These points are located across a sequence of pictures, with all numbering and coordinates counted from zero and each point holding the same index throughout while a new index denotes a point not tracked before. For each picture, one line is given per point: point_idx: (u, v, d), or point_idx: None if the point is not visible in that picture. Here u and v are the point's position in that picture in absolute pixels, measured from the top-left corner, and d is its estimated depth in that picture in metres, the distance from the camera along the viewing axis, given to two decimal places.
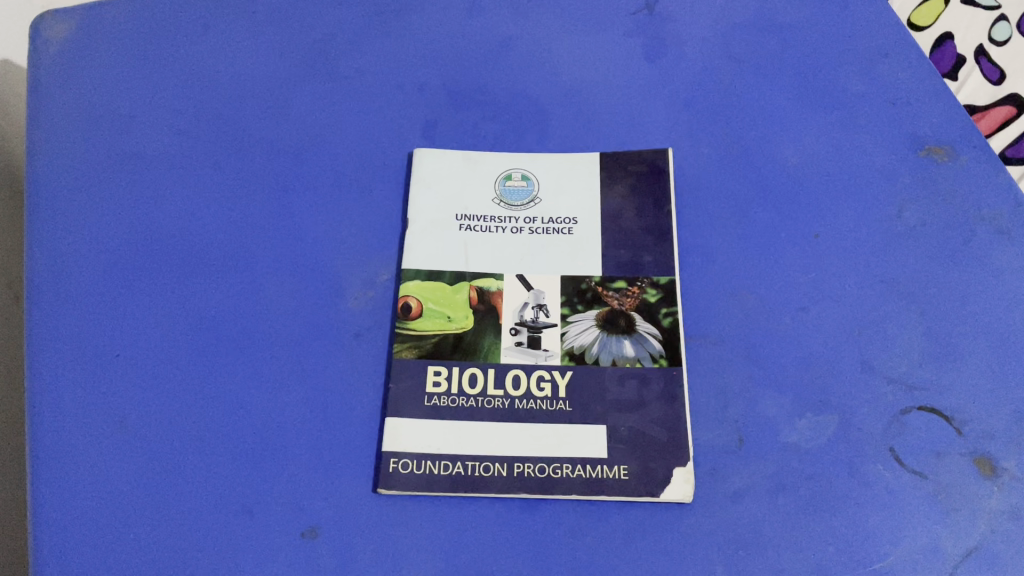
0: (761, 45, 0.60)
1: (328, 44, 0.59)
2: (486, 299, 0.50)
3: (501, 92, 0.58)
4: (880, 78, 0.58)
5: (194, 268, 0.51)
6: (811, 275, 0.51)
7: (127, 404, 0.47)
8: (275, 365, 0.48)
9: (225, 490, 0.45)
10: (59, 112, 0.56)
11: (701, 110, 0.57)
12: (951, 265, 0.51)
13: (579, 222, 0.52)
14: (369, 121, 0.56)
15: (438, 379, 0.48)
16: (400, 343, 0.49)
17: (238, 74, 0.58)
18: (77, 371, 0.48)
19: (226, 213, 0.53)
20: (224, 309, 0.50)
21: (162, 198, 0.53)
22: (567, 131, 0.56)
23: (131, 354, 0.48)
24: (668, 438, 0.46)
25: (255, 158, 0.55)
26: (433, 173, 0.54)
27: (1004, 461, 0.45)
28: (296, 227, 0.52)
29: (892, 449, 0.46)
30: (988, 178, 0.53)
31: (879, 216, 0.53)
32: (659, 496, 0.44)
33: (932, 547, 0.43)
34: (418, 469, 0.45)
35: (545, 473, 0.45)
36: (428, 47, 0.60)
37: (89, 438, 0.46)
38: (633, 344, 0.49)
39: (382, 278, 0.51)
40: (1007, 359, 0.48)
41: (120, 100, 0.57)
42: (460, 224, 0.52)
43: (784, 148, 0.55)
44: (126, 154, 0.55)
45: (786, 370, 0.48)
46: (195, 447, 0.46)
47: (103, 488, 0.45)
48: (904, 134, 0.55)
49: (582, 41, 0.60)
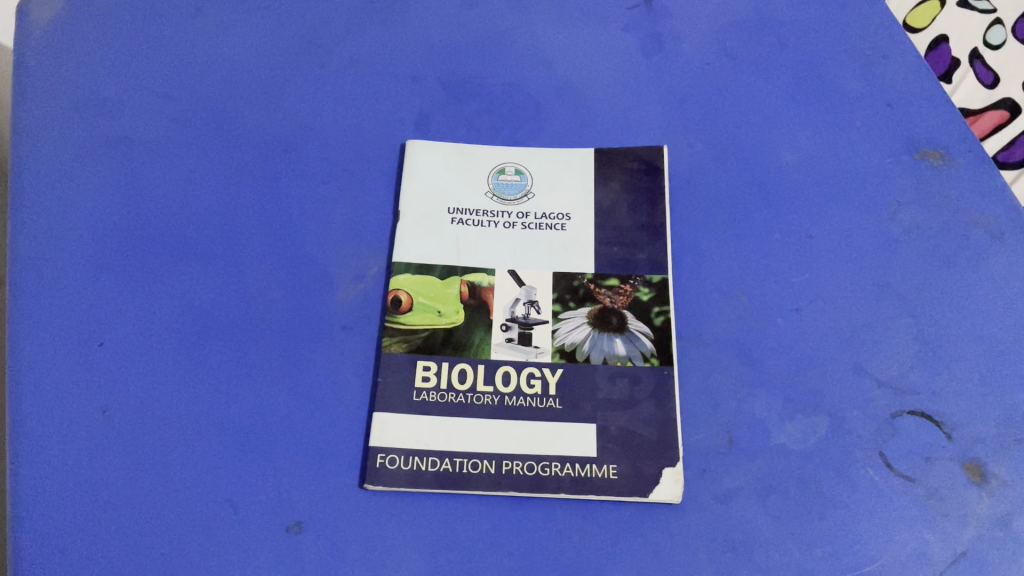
0: (755, 47, 0.60)
1: (324, 36, 0.60)
2: (477, 294, 0.50)
3: (497, 88, 0.58)
4: (872, 81, 0.58)
5: (184, 259, 0.51)
6: (803, 276, 0.51)
7: (110, 395, 0.46)
8: (262, 357, 0.48)
9: (207, 480, 0.44)
10: (50, 101, 0.56)
11: (694, 112, 0.57)
12: (943, 269, 0.52)
13: (572, 219, 0.52)
14: (365, 113, 0.57)
15: (427, 374, 0.47)
16: (389, 337, 0.48)
17: (233, 67, 0.58)
18: (60, 356, 0.47)
19: (218, 202, 0.53)
20: (214, 298, 0.50)
21: (153, 189, 0.53)
22: (563, 128, 0.56)
23: (116, 344, 0.48)
24: (659, 438, 0.45)
25: (248, 146, 0.55)
26: (427, 167, 0.54)
27: (993, 466, 0.46)
28: (288, 216, 0.52)
29: (881, 453, 0.46)
30: (978, 187, 0.54)
31: (873, 218, 0.53)
32: (648, 496, 0.44)
33: (920, 552, 0.43)
34: (404, 465, 0.44)
35: (533, 472, 0.44)
36: (426, 41, 0.60)
37: (66, 424, 0.46)
38: (624, 343, 0.48)
39: (373, 271, 0.51)
40: (996, 365, 0.49)
41: (113, 86, 0.57)
42: (453, 217, 0.52)
43: (777, 150, 0.56)
44: (118, 142, 0.55)
45: (777, 370, 0.48)
46: (178, 437, 0.46)
47: (83, 481, 0.44)
48: (897, 139, 0.56)
49: (578, 39, 0.61)
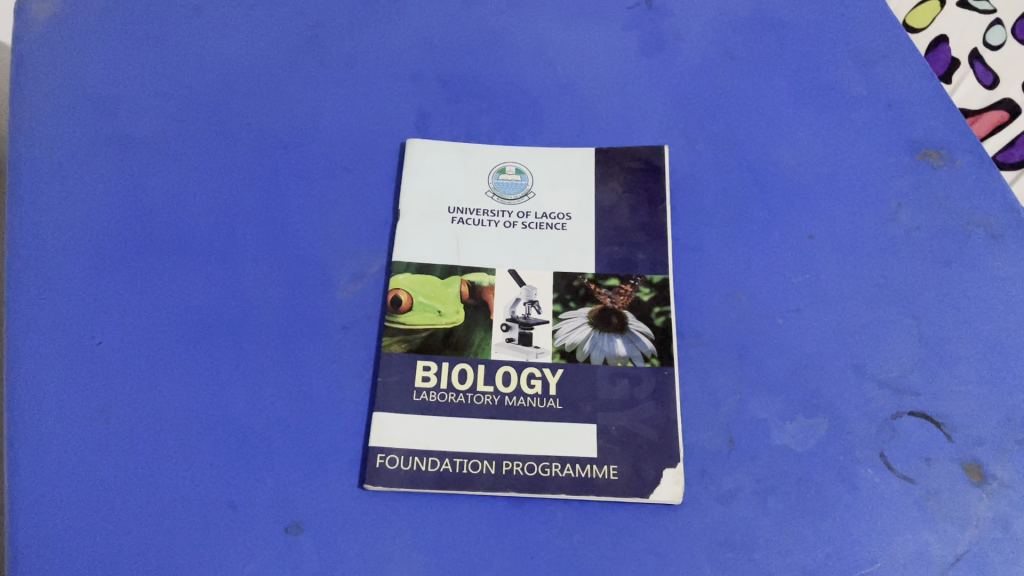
0: (755, 46, 0.60)
1: (324, 34, 0.59)
2: (477, 294, 0.50)
3: (497, 86, 0.58)
4: (873, 81, 0.58)
5: (183, 257, 0.51)
6: (804, 276, 0.51)
7: (108, 395, 0.46)
8: (262, 356, 0.48)
9: (206, 480, 0.44)
10: (50, 99, 0.55)
11: (694, 111, 0.57)
12: (943, 270, 0.52)
13: (572, 219, 0.52)
14: (365, 111, 0.57)
15: (427, 374, 0.47)
16: (389, 337, 0.48)
17: (233, 65, 0.58)
18: (58, 356, 0.47)
19: (218, 200, 0.53)
20: (212, 297, 0.49)
21: (152, 188, 0.53)
22: (563, 127, 0.56)
23: (114, 343, 0.48)
24: (659, 438, 0.45)
25: (247, 145, 0.55)
26: (427, 167, 0.54)
27: (993, 467, 0.46)
28: (288, 215, 0.52)
29: (882, 453, 0.46)
30: (978, 187, 0.54)
31: (873, 218, 0.53)
32: (649, 497, 0.44)
33: (920, 553, 0.43)
34: (404, 465, 0.44)
35: (533, 472, 0.44)
36: (425, 39, 0.60)
37: (64, 423, 0.45)
38: (625, 343, 0.48)
39: (373, 270, 0.51)
40: (996, 365, 0.49)
41: (111, 84, 0.56)
42: (453, 217, 0.52)
43: (777, 150, 0.56)
44: (116, 140, 0.54)
45: (777, 370, 0.48)
46: (177, 437, 0.45)
47: (82, 480, 0.44)
48: (897, 139, 0.56)
49: (579, 37, 0.61)
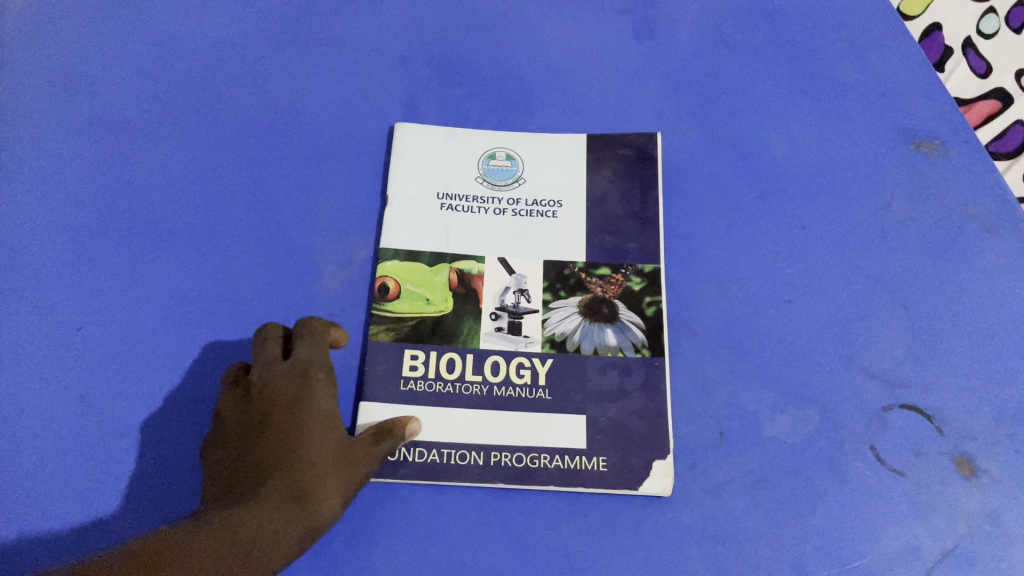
0: (750, 32, 0.59)
1: (310, 14, 0.58)
2: (466, 282, 0.49)
3: (487, 71, 0.57)
4: (868, 70, 0.58)
5: (165, 242, 0.49)
6: (797, 267, 0.51)
7: (88, 381, 0.45)
8: (247, 344, 0.47)
9: (188, 470, 0.43)
10: (29, 79, 0.54)
11: (687, 99, 0.56)
12: (937, 262, 0.51)
13: (563, 206, 0.51)
14: (352, 94, 0.55)
15: (415, 363, 0.46)
16: (376, 326, 0.47)
17: (217, 45, 0.56)
18: (35, 342, 0.46)
19: (200, 183, 0.51)
20: (195, 283, 0.48)
21: (133, 170, 0.52)
22: (555, 113, 0.55)
23: (95, 330, 0.47)
24: (649, 429, 0.45)
25: (231, 127, 0.53)
26: (416, 151, 0.53)
27: (983, 461, 0.45)
28: (272, 199, 0.51)
29: (873, 447, 0.46)
30: (974, 179, 0.53)
31: (867, 210, 0.53)
32: (638, 489, 0.43)
33: (909, 548, 0.43)
34: (390, 455, 0.44)
35: (522, 463, 0.44)
36: (415, 21, 0.59)
37: (41, 412, 0.44)
38: (615, 333, 0.47)
39: (360, 257, 0.50)
40: (988, 359, 0.48)
41: (90, 63, 0.55)
42: (442, 203, 0.51)
43: (771, 138, 0.55)
44: (96, 121, 0.53)
45: (769, 362, 0.48)
46: (159, 425, 0.44)
47: (61, 469, 0.43)
48: (892, 128, 0.55)
49: (571, 21, 0.59)
